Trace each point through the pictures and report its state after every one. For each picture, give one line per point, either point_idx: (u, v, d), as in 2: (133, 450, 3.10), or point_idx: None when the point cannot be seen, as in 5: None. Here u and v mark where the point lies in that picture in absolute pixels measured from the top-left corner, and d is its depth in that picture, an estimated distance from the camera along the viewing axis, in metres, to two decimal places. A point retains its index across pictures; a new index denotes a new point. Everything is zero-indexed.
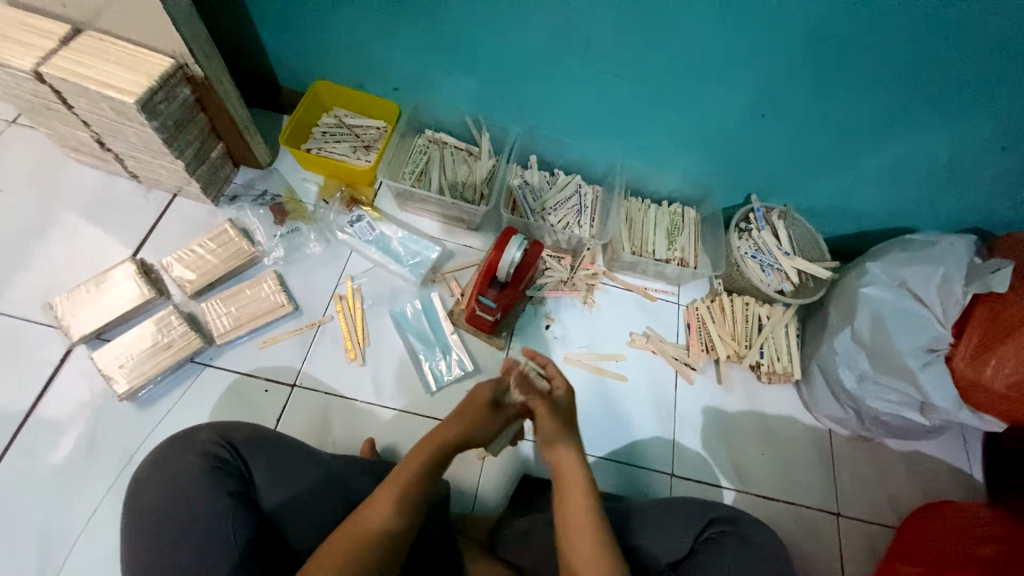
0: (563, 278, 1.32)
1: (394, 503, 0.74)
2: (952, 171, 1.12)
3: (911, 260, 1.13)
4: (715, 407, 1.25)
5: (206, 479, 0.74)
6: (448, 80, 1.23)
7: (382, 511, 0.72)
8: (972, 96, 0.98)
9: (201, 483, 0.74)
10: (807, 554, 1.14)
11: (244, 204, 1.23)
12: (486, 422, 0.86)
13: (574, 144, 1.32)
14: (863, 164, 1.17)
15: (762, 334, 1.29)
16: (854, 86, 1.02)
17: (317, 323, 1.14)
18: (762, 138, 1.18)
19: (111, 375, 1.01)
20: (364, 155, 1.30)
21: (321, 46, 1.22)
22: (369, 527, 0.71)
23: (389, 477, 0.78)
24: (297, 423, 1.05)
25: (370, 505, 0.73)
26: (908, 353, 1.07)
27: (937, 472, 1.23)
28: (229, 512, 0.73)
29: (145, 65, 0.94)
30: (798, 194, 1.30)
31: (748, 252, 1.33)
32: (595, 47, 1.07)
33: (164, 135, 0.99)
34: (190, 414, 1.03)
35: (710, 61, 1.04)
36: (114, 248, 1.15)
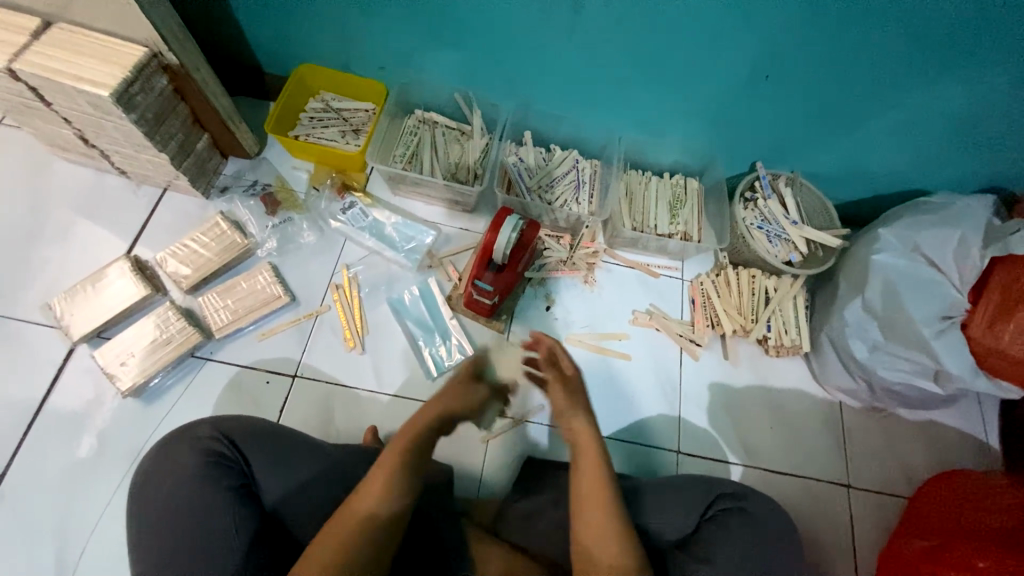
0: (563, 258, 1.29)
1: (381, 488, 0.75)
2: (970, 128, 1.06)
3: (927, 224, 1.07)
4: (721, 383, 1.23)
5: (206, 473, 0.75)
6: (435, 56, 1.18)
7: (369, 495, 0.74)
8: (996, 43, 0.91)
9: (204, 476, 0.75)
10: (816, 526, 1.13)
11: (235, 195, 1.21)
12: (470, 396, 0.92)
13: (569, 118, 1.27)
14: (875, 124, 1.11)
15: (769, 307, 1.25)
16: (867, 41, 0.95)
17: (314, 313, 1.13)
18: (767, 101, 1.12)
19: (114, 373, 1.02)
20: (353, 140, 1.26)
21: (301, 27, 1.17)
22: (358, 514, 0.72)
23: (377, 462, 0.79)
24: (300, 413, 1.06)
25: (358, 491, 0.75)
26: (920, 323, 1.04)
27: (950, 440, 1.20)
28: (229, 505, 0.74)
29: (119, 57, 0.91)
30: (805, 159, 1.24)
31: (754, 222, 1.27)
32: (586, 13, 1.01)
33: (144, 128, 0.97)
34: (193, 409, 1.04)
35: (710, 22, 0.98)
36: (109, 246, 1.14)
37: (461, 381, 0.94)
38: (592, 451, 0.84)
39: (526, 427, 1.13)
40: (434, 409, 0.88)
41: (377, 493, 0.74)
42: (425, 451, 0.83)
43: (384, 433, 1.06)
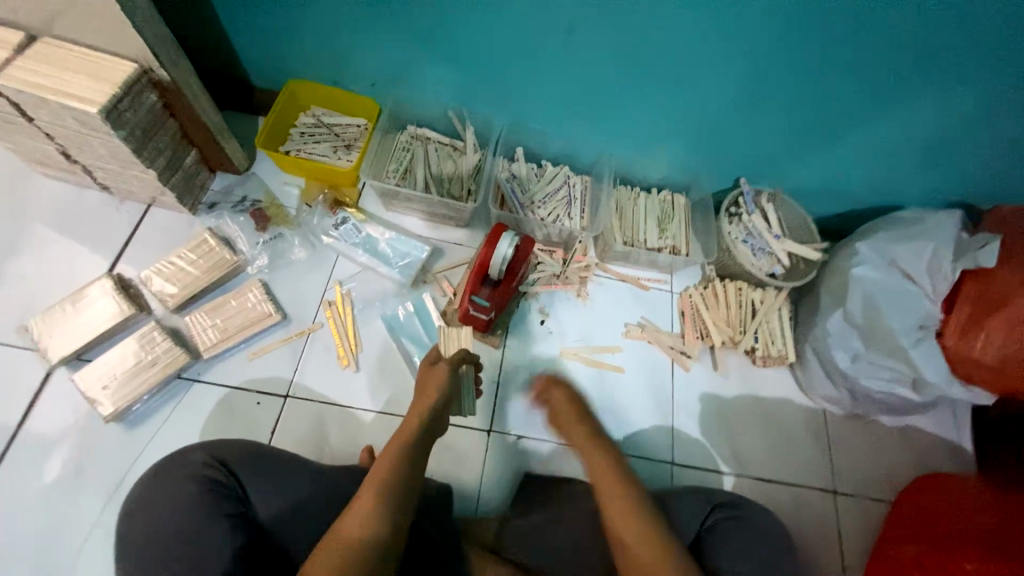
0: (556, 272, 1.31)
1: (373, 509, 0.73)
2: (936, 149, 1.13)
3: (902, 238, 1.12)
4: (711, 394, 1.25)
5: (200, 502, 0.72)
6: (428, 74, 1.19)
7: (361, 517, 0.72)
8: (960, 70, 0.97)
9: (196, 505, 0.72)
10: (806, 532, 1.16)
11: (223, 212, 1.19)
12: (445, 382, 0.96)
13: (561, 135, 1.30)
14: (850, 144, 1.17)
15: (756, 319, 1.29)
16: (843, 66, 1.01)
17: (306, 331, 1.11)
18: (750, 122, 1.17)
19: (95, 398, 0.98)
20: (345, 155, 1.26)
21: (293, 43, 1.17)
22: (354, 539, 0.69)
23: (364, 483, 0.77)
24: (292, 434, 1.03)
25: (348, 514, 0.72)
26: (900, 333, 1.09)
27: (928, 444, 1.26)
28: (223, 534, 0.71)
29: (107, 73, 0.89)
30: (787, 176, 1.30)
31: (739, 236, 1.32)
32: (580, 34, 1.04)
33: (132, 145, 0.94)
34: (180, 432, 1.00)
35: (698, 45, 1.02)
36: (90, 264, 1.10)
37: (426, 371, 0.99)
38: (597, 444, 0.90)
39: (522, 442, 1.13)
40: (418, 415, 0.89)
41: (370, 514, 0.72)
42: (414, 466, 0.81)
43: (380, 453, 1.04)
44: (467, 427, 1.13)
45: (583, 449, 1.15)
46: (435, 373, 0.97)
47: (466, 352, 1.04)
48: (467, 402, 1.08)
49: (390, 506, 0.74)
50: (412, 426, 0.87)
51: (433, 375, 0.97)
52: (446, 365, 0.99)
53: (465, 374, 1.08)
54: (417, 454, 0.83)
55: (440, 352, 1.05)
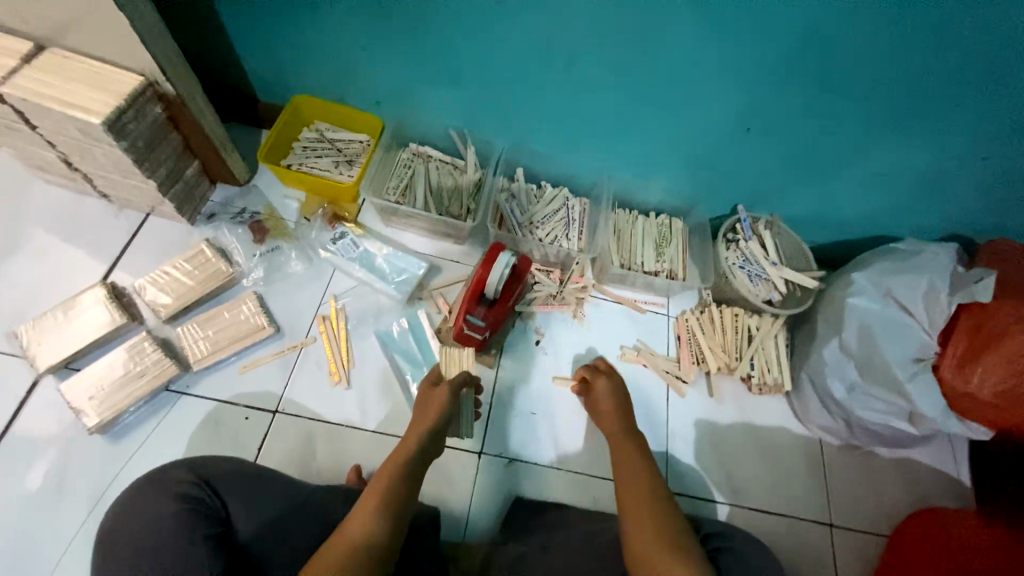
0: (553, 293, 1.30)
1: (375, 512, 0.76)
2: (931, 182, 1.14)
3: (898, 270, 1.13)
4: (706, 420, 1.24)
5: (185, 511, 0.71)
6: (432, 94, 1.21)
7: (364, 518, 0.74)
8: (954, 107, 0.99)
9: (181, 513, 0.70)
10: (802, 567, 1.13)
11: (221, 223, 1.19)
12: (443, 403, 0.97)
13: (561, 158, 1.31)
14: (847, 175, 1.19)
15: (752, 346, 1.28)
16: (840, 99, 1.03)
17: (299, 345, 1.10)
18: (748, 150, 1.19)
19: (80, 408, 0.97)
20: (347, 171, 1.27)
21: (300, 59, 1.19)
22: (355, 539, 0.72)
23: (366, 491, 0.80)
24: (278, 451, 1.01)
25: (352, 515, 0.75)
26: (896, 364, 1.08)
27: (925, 478, 1.24)
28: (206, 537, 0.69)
29: (114, 85, 0.90)
30: (784, 205, 1.31)
31: (736, 262, 1.32)
32: (582, 60, 1.06)
33: (134, 156, 0.95)
34: (164, 446, 0.98)
35: (697, 75, 1.05)
36: (84, 272, 1.10)
37: (429, 392, 1.00)
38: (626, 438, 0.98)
39: (514, 466, 1.12)
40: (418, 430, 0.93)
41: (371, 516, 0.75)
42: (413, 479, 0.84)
43: (368, 472, 1.02)
44: (457, 448, 1.11)
45: (575, 473, 1.13)
46: (437, 394, 0.99)
47: (468, 374, 1.07)
48: (465, 424, 1.10)
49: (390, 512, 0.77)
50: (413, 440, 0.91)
51: (433, 397, 0.99)
52: (447, 388, 1.01)
53: (465, 397, 1.10)
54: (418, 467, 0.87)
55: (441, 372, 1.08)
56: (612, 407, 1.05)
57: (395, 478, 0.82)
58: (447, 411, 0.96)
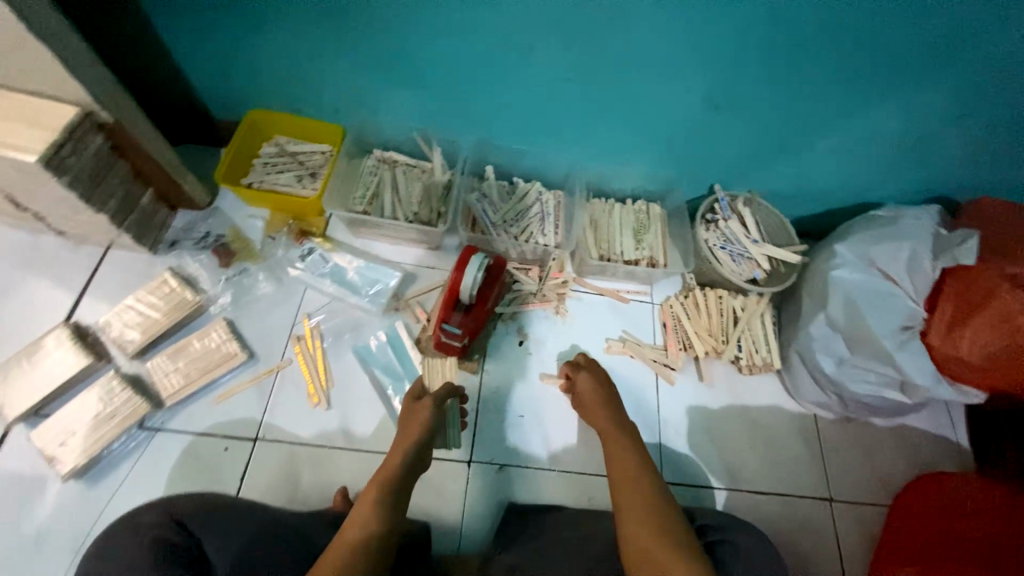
0: (533, 291, 1.28)
1: (373, 510, 0.76)
2: (908, 146, 1.12)
3: (879, 238, 1.10)
4: (698, 406, 1.22)
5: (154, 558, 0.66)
6: (389, 98, 1.17)
7: (363, 520, 0.75)
8: (924, 69, 0.96)
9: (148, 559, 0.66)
10: (804, 545, 1.12)
11: (184, 250, 1.15)
12: (424, 408, 0.96)
13: (530, 152, 1.28)
14: (822, 146, 1.16)
15: (738, 327, 1.26)
16: (808, 69, 0.99)
17: (274, 369, 1.08)
18: (718, 129, 1.15)
19: (53, 456, 0.94)
20: (310, 184, 1.23)
21: (249, 73, 1.14)
22: (356, 537, 0.72)
23: (362, 495, 0.81)
24: (261, 480, 0.99)
25: (350, 519, 0.76)
26: (882, 334, 1.06)
27: (923, 444, 1.23)
28: None
29: (48, 120, 0.87)
30: (760, 181, 1.28)
31: (717, 243, 1.29)
32: (539, 52, 1.02)
33: (79, 190, 0.91)
34: (143, 486, 0.96)
35: (657, 57, 1.01)
36: (45, 314, 1.07)
37: (409, 407, 0.97)
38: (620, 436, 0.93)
39: (505, 471, 1.10)
40: (408, 432, 0.92)
41: (368, 516, 0.75)
42: (404, 482, 0.84)
43: (355, 493, 1.00)
44: (445, 459, 1.09)
45: (568, 473, 1.11)
46: (420, 410, 0.96)
47: (451, 386, 1.05)
48: (452, 435, 1.09)
49: (386, 512, 0.77)
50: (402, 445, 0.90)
51: (416, 413, 0.96)
52: (431, 403, 0.97)
53: (449, 406, 1.09)
54: (410, 469, 0.87)
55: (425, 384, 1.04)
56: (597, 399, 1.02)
57: (388, 482, 0.82)
58: (428, 430, 0.92)
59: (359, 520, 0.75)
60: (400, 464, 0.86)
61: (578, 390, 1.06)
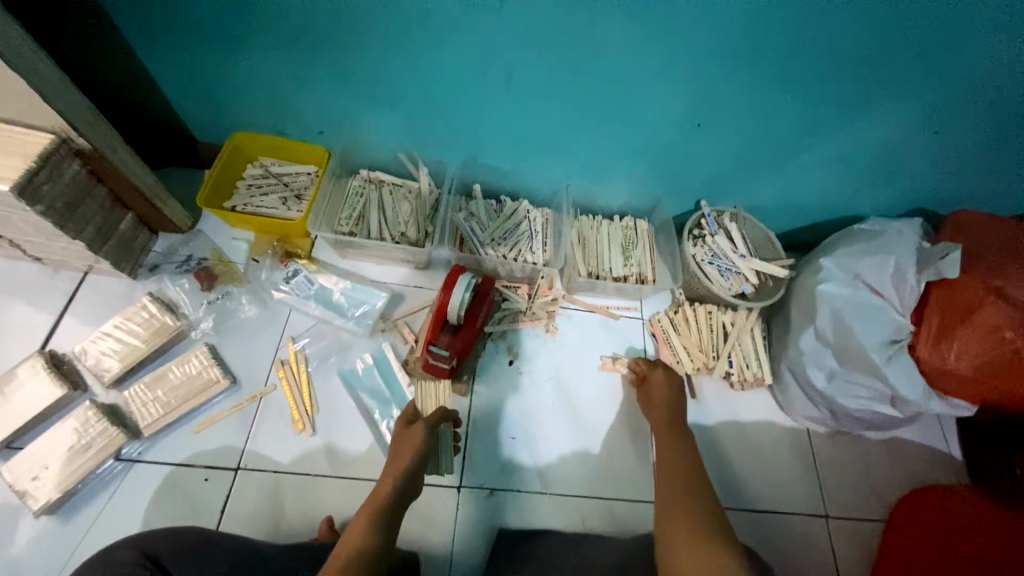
0: (522, 309, 1.27)
1: (368, 525, 0.76)
2: (886, 161, 1.14)
3: (863, 253, 1.11)
4: (691, 423, 1.21)
5: None
6: (375, 119, 1.17)
7: (357, 536, 0.74)
8: (898, 86, 0.98)
9: None
10: (801, 564, 1.10)
11: (165, 274, 1.13)
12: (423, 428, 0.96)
13: (517, 170, 1.29)
14: (803, 162, 1.17)
15: (728, 342, 1.26)
16: (787, 87, 1.01)
17: (258, 395, 1.05)
18: (700, 146, 1.17)
19: (24, 490, 0.91)
20: (295, 206, 1.22)
21: (232, 96, 1.14)
22: (353, 547, 0.72)
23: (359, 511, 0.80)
24: (244, 511, 0.96)
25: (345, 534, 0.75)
26: (871, 349, 1.06)
27: (915, 456, 1.22)
28: None
29: (23, 147, 0.85)
30: (744, 195, 1.29)
31: (704, 258, 1.29)
32: (522, 73, 1.03)
33: (54, 218, 0.90)
34: (120, 520, 0.92)
35: (638, 77, 1.02)
36: (20, 343, 1.04)
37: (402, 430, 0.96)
38: (677, 452, 0.92)
39: (496, 495, 1.08)
40: (405, 454, 0.91)
41: (363, 532, 0.75)
42: (398, 505, 0.83)
43: (341, 522, 0.97)
44: (435, 484, 1.07)
45: (561, 495, 1.09)
46: (413, 434, 0.94)
47: (445, 409, 1.05)
48: (445, 459, 1.07)
49: (380, 529, 0.76)
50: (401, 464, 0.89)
51: (409, 435, 0.95)
52: (424, 426, 0.97)
53: (443, 431, 1.08)
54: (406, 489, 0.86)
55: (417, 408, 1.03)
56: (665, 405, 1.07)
57: (383, 501, 0.82)
58: (421, 448, 0.91)
59: (356, 536, 0.74)
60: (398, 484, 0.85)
61: (651, 385, 1.12)
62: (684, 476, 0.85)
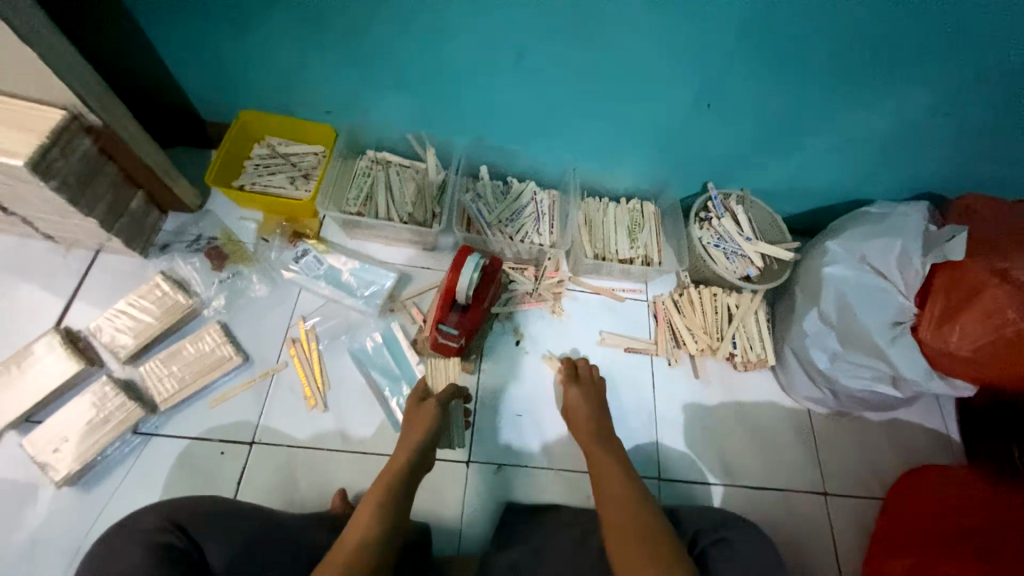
0: (529, 290, 1.28)
1: (377, 506, 0.77)
2: (898, 143, 1.13)
3: (870, 235, 1.11)
4: (694, 404, 1.23)
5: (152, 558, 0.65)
6: (382, 99, 1.17)
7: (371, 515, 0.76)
8: (910, 66, 0.97)
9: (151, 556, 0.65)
10: (798, 539, 1.13)
11: (177, 253, 1.14)
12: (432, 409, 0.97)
13: (524, 152, 1.28)
14: (812, 144, 1.17)
15: (733, 324, 1.28)
16: (801, 67, 1.00)
17: (270, 372, 1.07)
18: (709, 128, 1.16)
19: (46, 462, 0.93)
20: (304, 186, 1.22)
21: (239, 75, 1.13)
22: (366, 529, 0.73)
23: (370, 489, 0.82)
24: (258, 483, 0.98)
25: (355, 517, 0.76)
26: (875, 331, 1.07)
27: (913, 436, 1.25)
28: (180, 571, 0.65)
29: (34, 123, 0.85)
30: (752, 177, 1.29)
31: (711, 241, 1.30)
32: (531, 51, 1.02)
33: (66, 194, 0.90)
34: (139, 491, 0.95)
35: (649, 57, 1.01)
36: (36, 319, 1.05)
37: (415, 407, 0.98)
38: (616, 472, 0.88)
39: (504, 471, 1.10)
40: (418, 433, 0.92)
41: (378, 513, 0.76)
42: (409, 483, 0.84)
43: (354, 495, 1.00)
44: (443, 459, 1.09)
45: (567, 471, 1.12)
46: (425, 411, 0.96)
47: (456, 388, 1.08)
48: (457, 434, 1.10)
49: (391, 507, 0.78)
50: (413, 442, 0.90)
51: (421, 414, 0.96)
52: (435, 403, 0.99)
53: (454, 406, 1.12)
54: (416, 469, 0.87)
55: (427, 387, 1.05)
56: (586, 417, 1.03)
57: (395, 481, 0.83)
58: (434, 426, 0.94)
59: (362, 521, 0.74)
60: (410, 461, 0.87)
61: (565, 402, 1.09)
62: (602, 439, 0.98)
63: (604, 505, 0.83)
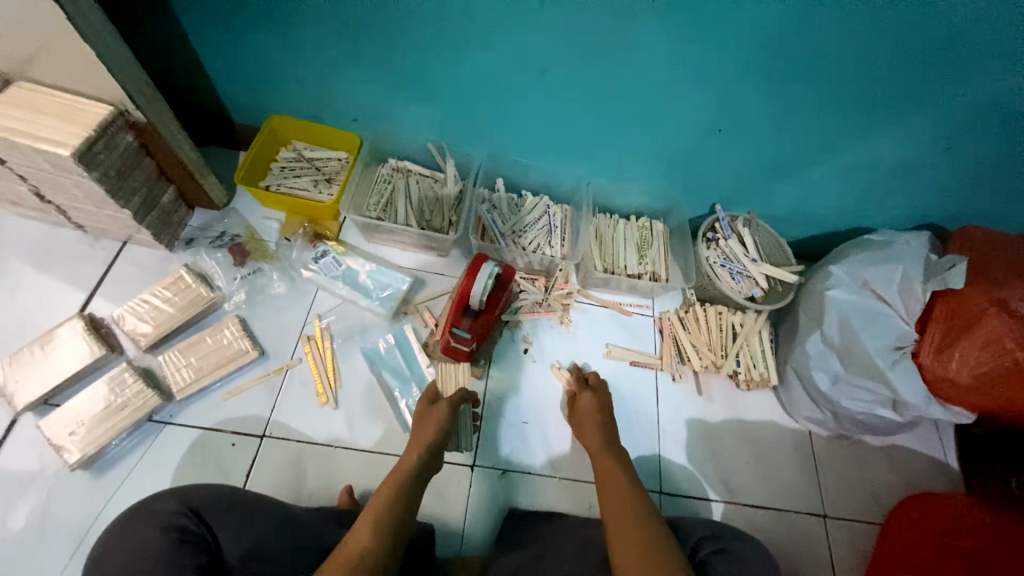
0: (538, 300, 1.31)
1: (385, 504, 0.79)
2: (901, 174, 1.17)
3: (872, 262, 1.15)
4: (696, 419, 1.25)
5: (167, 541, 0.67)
6: (407, 110, 1.22)
7: (379, 511, 0.77)
8: (911, 100, 1.02)
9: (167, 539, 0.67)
10: (797, 560, 1.14)
11: (201, 247, 1.18)
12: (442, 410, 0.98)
13: (540, 167, 1.33)
14: (818, 171, 1.21)
15: (737, 342, 1.30)
16: (808, 96, 1.05)
17: (284, 367, 1.10)
18: (719, 151, 1.21)
19: (61, 445, 0.95)
20: (326, 189, 1.27)
21: (273, 82, 1.19)
22: (374, 525, 0.75)
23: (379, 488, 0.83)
24: (267, 476, 1.00)
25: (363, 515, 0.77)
26: (876, 354, 1.10)
27: (913, 462, 1.26)
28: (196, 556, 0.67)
29: (83, 116, 0.90)
30: (759, 201, 1.33)
31: (717, 261, 1.33)
32: (554, 71, 1.08)
33: (106, 185, 0.94)
34: (149, 479, 0.97)
35: (664, 81, 1.06)
36: (62, 304, 1.08)
37: (425, 409, 0.99)
38: (620, 481, 0.90)
39: (508, 477, 1.11)
40: (427, 433, 0.94)
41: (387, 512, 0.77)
42: (417, 481, 0.86)
43: (360, 492, 1.01)
44: (448, 461, 1.11)
45: (570, 480, 1.13)
46: (435, 412, 0.98)
47: (465, 391, 1.08)
48: (464, 437, 1.12)
49: (398, 504, 0.79)
50: (421, 441, 0.92)
51: (432, 415, 0.98)
52: (446, 405, 1.00)
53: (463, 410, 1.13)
54: (423, 467, 0.88)
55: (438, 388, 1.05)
56: (593, 420, 1.05)
57: (403, 479, 0.84)
58: (444, 427, 0.95)
59: (372, 519, 0.76)
60: (417, 460, 0.88)
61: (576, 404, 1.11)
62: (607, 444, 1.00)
63: (608, 506, 0.86)
